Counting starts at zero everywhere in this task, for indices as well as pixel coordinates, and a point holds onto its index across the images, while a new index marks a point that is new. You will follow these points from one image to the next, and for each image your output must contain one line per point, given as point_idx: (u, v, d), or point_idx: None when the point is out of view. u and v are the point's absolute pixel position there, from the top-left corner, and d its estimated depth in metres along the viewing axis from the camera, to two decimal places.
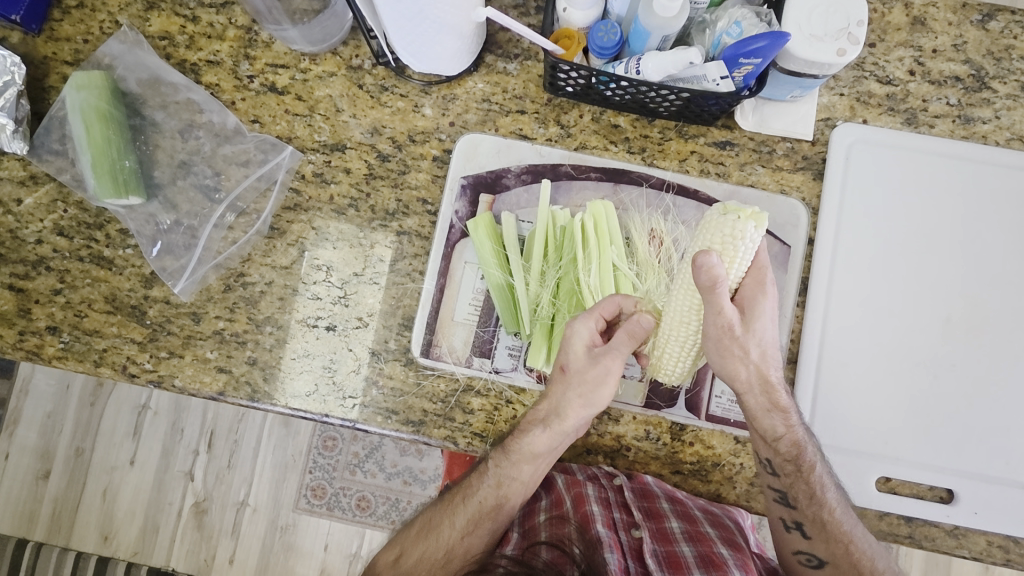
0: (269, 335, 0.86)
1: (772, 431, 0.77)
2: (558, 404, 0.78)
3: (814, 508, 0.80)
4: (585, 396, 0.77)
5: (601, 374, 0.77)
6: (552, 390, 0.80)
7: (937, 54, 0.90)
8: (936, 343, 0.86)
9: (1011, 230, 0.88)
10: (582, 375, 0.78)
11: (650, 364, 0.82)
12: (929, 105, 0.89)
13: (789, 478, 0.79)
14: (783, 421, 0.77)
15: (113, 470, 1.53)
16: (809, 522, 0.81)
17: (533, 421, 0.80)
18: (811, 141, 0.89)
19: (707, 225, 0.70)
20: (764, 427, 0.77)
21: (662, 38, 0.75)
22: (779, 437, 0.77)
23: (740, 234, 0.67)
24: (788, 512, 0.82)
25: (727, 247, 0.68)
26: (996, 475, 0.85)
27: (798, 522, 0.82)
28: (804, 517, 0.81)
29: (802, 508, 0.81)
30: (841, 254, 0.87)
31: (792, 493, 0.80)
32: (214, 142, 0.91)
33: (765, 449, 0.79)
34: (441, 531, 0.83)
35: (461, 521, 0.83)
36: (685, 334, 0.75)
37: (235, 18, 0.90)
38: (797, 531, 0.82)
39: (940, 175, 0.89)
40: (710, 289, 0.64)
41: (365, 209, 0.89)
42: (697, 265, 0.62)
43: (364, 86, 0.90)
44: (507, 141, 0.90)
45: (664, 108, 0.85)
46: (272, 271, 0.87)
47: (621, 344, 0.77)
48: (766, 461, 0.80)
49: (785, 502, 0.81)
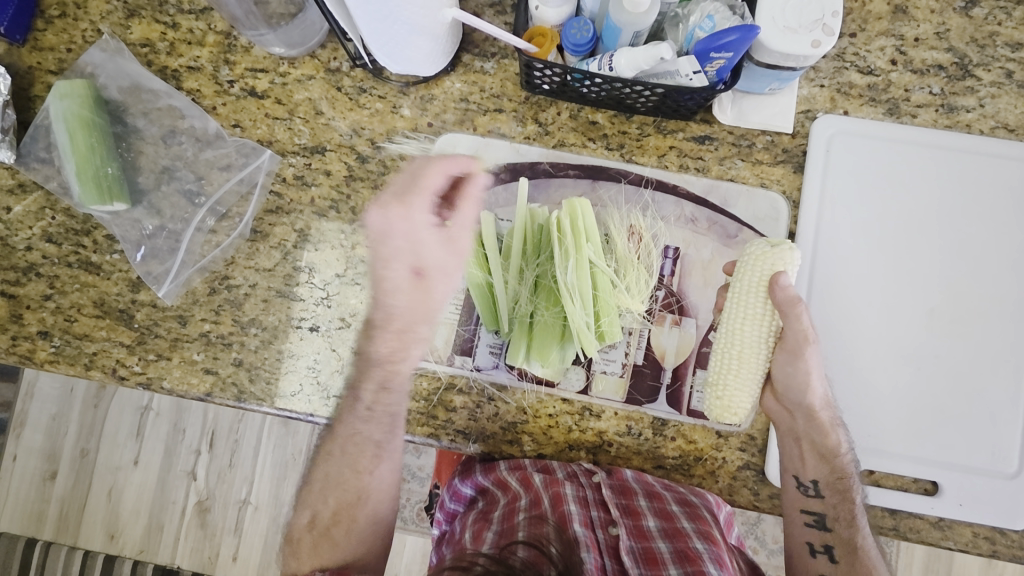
0: (254, 336, 0.87)
1: (831, 447, 0.81)
2: (419, 304, 0.82)
3: (850, 531, 0.82)
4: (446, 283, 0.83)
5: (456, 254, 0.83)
6: (414, 300, 0.82)
7: (919, 43, 0.89)
8: (919, 334, 0.86)
9: (997, 220, 0.87)
10: (443, 267, 0.82)
11: (710, 411, 0.80)
12: (911, 95, 0.88)
13: (834, 498, 0.83)
14: (844, 437, 0.82)
15: (117, 470, 1.56)
16: (841, 545, 0.82)
17: (395, 337, 0.82)
18: (791, 133, 0.88)
19: (759, 256, 0.77)
20: (827, 443, 0.81)
21: (634, 34, 0.75)
22: (837, 453, 0.82)
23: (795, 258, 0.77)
24: (818, 535, 0.83)
25: (788, 271, 0.77)
26: (982, 468, 0.84)
27: (827, 546, 0.83)
28: (836, 540, 0.82)
29: (837, 531, 0.82)
30: (824, 246, 0.87)
31: (831, 513, 0.83)
32: (196, 147, 0.92)
33: (815, 469, 0.82)
34: (347, 478, 0.86)
35: (367, 463, 0.85)
36: (757, 362, 0.78)
37: (214, 23, 0.91)
38: (824, 556, 0.83)
39: (924, 166, 0.88)
40: (795, 308, 0.75)
41: (345, 211, 0.90)
42: (781, 287, 0.75)
43: (342, 88, 0.91)
44: (485, 139, 0.90)
45: (641, 104, 0.85)
46: (256, 273, 0.89)
47: (467, 211, 0.82)
48: (813, 483, 0.82)
49: (819, 524, 0.83)
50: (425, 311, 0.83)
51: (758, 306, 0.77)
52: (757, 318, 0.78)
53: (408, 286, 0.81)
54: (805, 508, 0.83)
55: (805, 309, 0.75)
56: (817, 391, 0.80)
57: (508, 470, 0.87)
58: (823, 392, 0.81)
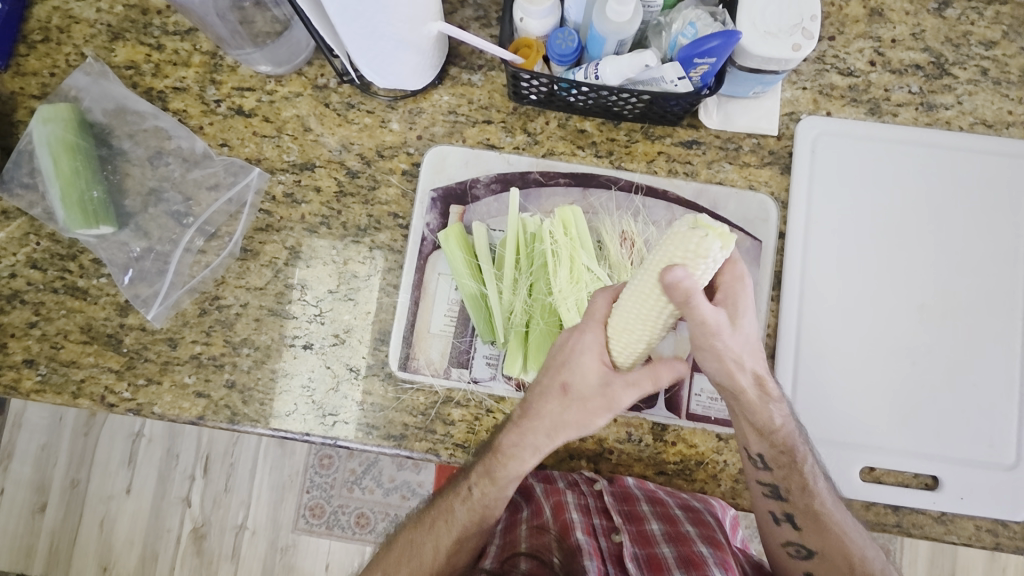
0: (247, 356, 0.86)
1: (769, 422, 0.75)
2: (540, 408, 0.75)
3: (806, 500, 0.78)
4: (580, 423, 0.73)
5: (602, 406, 0.72)
6: (547, 406, 0.75)
7: (897, 44, 0.90)
8: (911, 330, 0.87)
9: (979, 214, 0.88)
10: (584, 397, 0.73)
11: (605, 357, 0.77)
12: (891, 95, 0.90)
13: (782, 471, 0.78)
14: (779, 412, 0.76)
15: (109, 500, 1.52)
16: (800, 513, 0.78)
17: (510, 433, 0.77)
18: (776, 136, 0.89)
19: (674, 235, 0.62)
20: (761, 420, 0.75)
21: (619, 42, 0.75)
22: (774, 429, 0.76)
23: (702, 253, 0.59)
24: (778, 505, 0.79)
25: (698, 262, 0.60)
26: (980, 460, 0.84)
27: (788, 514, 0.79)
28: (795, 509, 0.78)
29: (794, 501, 0.78)
30: (813, 246, 0.88)
31: (785, 485, 0.78)
32: (183, 168, 0.91)
33: (757, 443, 0.77)
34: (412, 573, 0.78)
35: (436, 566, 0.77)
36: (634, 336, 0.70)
37: (200, 44, 0.91)
38: (787, 523, 0.79)
39: (906, 163, 0.89)
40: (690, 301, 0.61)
41: (337, 226, 0.89)
42: (671, 281, 0.59)
43: (331, 104, 0.91)
44: (475, 151, 0.90)
45: (628, 111, 0.85)
46: (247, 292, 0.87)
47: (626, 398, 0.72)
48: (759, 456, 0.78)
49: (776, 495, 0.79)
50: (548, 427, 0.75)
51: (647, 286, 0.65)
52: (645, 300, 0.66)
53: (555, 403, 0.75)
54: (758, 479, 0.80)
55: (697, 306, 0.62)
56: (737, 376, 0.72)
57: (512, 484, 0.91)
58: (751, 372, 0.73)
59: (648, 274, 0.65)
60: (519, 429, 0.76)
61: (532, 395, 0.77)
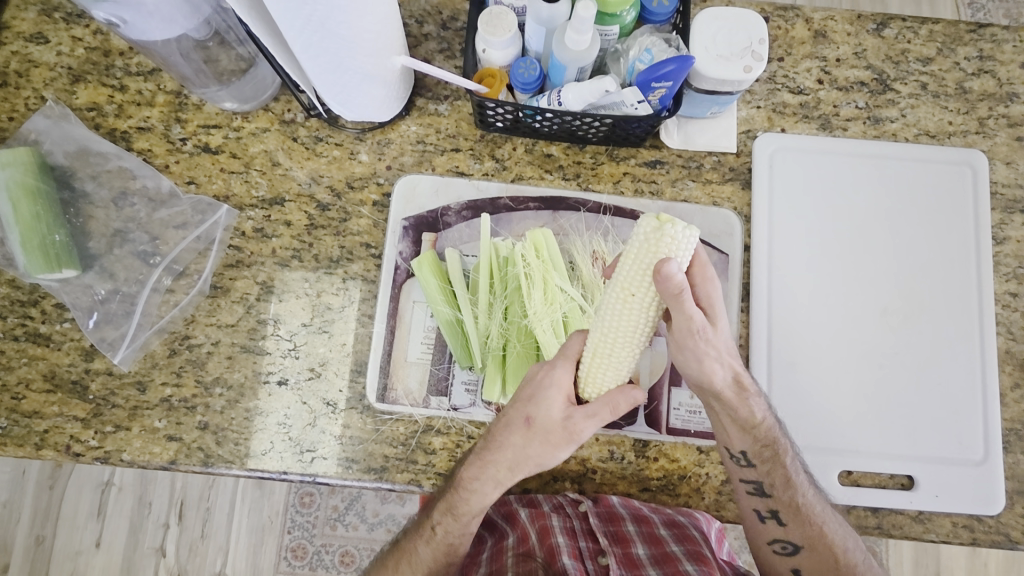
0: (220, 396, 0.84)
1: (750, 418, 0.76)
2: (501, 440, 0.74)
3: (790, 493, 0.78)
4: (541, 457, 0.73)
5: (563, 438, 0.72)
6: (510, 438, 0.74)
7: (841, 63, 0.96)
8: (875, 333, 0.89)
9: (930, 219, 0.93)
10: (547, 432, 0.72)
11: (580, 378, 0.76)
12: (840, 110, 0.95)
13: (766, 466, 0.78)
14: (759, 406, 0.76)
15: (77, 555, 1.45)
16: (785, 508, 0.79)
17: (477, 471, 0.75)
18: (735, 153, 0.93)
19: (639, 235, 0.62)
20: (742, 415, 0.76)
21: (579, 69, 0.78)
22: (756, 424, 0.76)
23: (652, 245, 0.61)
24: (762, 501, 0.79)
25: (663, 255, 0.61)
26: (951, 457, 0.87)
27: (773, 510, 0.79)
28: (780, 504, 0.79)
29: (778, 495, 0.79)
30: (777, 257, 0.90)
31: (769, 480, 0.78)
32: (149, 208, 0.90)
33: (741, 441, 0.77)
34: None
35: None
36: (609, 345, 0.69)
37: (164, 83, 0.91)
38: (773, 519, 0.80)
39: (858, 174, 0.93)
40: (680, 299, 0.62)
41: (308, 259, 0.89)
42: (666, 279, 0.59)
43: (298, 138, 0.91)
44: (444, 179, 0.91)
45: (592, 134, 0.88)
46: (218, 330, 0.86)
47: (588, 428, 0.71)
48: (742, 453, 0.78)
49: (760, 491, 0.79)
50: (510, 461, 0.74)
51: (615, 287, 0.65)
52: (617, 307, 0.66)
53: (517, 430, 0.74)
54: (742, 477, 0.80)
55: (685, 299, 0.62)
56: (717, 375, 0.73)
57: (496, 507, 0.89)
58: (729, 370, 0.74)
59: (621, 277, 0.64)
60: (482, 461, 0.75)
61: (495, 427, 0.75)
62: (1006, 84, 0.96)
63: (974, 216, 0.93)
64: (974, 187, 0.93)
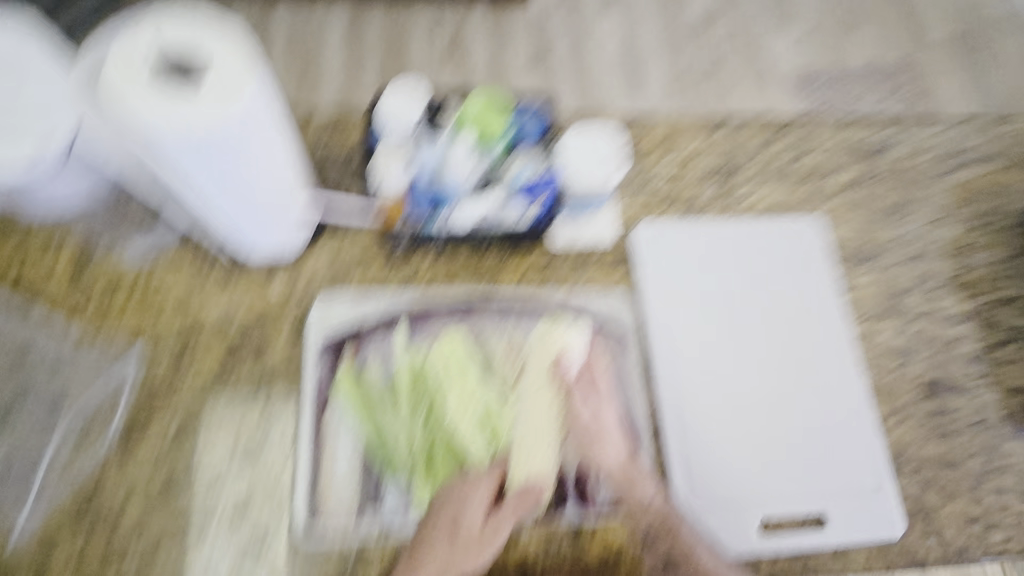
0: (131, 557, 0.82)
1: (643, 499, 0.84)
2: (426, 549, 0.79)
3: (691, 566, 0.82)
4: (461, 562, 0.79)
5: (486, 539, 0.80)
6: (435, 548, 0.79)
7: (697, 152, 1.07)
8: (766, 383, 0.96)
9: (793, 271, 1.03)
10: (466, 535, 0.80)
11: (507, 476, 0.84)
12: (702, 194, 1.06)
13: (666, 542, 0.83)
14: (653, 488, 0.84)
15: None
16: None
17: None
18: (619, 239, 1.01)
19: (536, 345, 0.91)
20: (636, 499, 0.84)
21: (471, 188, 0.90)
22: (648, 506, 0.83)
23: (545, 349, 0.91)
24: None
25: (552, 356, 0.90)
26: (852, 488, 0.93)
27: None
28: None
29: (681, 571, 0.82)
30: (670, 327, 0.97)
31: (672, 557, 0.83)
32: (52, 365, 0.87)
33: (641, 521, 0.84)
34: None
35: None
36: (525, 440, 0.85)
37: (67, 241, 0.93)
38: None
39: (726, 240, 1.03)
40: (569, 394, 0.89)
41: (226, 393, 0.89)
42: (561, 368, 0.90)
43: (208, 277, 0.94)
44: (359, 295, 0.94)
45: (492, 239, 0.95)
46: (133, 480, 0.84)
47: (506, 526, 0.81)
48: (644, 533, 0.84)
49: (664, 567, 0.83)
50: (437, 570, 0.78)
51: (525, 384, 0.89)
52: (529, 399, 0.87)
53: (442, 534, 0.79)
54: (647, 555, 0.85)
55: (575, 394, 0.88)
56: (608, 461, 0.86)
57: None
58: (619, 456, 0.86)
59: (529, 374, 0.89)
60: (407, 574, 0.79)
61: (419, 538, 0.80)
62: (834, 155, 1.10)
63: (831, 264, 1.04)
64: (824, 240, 1.05)
